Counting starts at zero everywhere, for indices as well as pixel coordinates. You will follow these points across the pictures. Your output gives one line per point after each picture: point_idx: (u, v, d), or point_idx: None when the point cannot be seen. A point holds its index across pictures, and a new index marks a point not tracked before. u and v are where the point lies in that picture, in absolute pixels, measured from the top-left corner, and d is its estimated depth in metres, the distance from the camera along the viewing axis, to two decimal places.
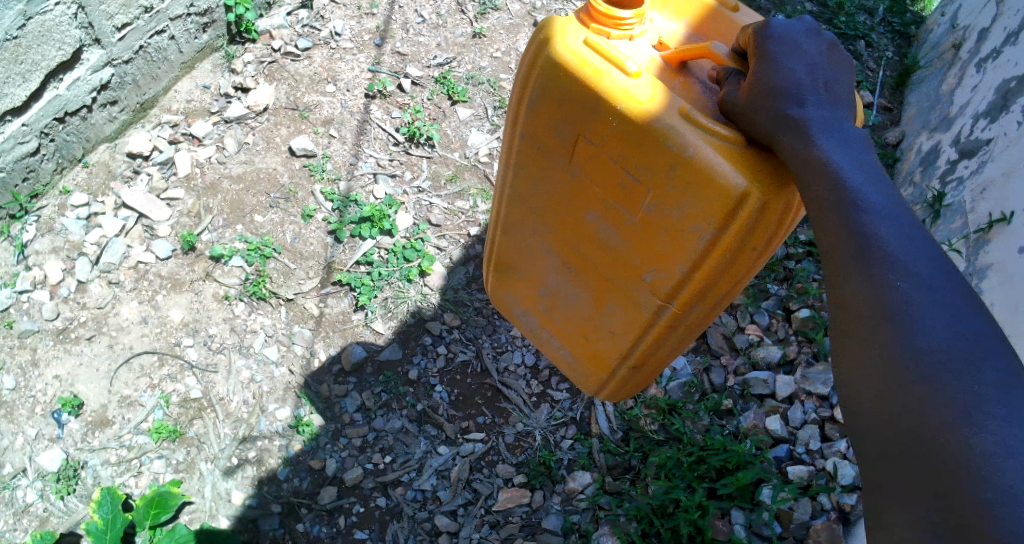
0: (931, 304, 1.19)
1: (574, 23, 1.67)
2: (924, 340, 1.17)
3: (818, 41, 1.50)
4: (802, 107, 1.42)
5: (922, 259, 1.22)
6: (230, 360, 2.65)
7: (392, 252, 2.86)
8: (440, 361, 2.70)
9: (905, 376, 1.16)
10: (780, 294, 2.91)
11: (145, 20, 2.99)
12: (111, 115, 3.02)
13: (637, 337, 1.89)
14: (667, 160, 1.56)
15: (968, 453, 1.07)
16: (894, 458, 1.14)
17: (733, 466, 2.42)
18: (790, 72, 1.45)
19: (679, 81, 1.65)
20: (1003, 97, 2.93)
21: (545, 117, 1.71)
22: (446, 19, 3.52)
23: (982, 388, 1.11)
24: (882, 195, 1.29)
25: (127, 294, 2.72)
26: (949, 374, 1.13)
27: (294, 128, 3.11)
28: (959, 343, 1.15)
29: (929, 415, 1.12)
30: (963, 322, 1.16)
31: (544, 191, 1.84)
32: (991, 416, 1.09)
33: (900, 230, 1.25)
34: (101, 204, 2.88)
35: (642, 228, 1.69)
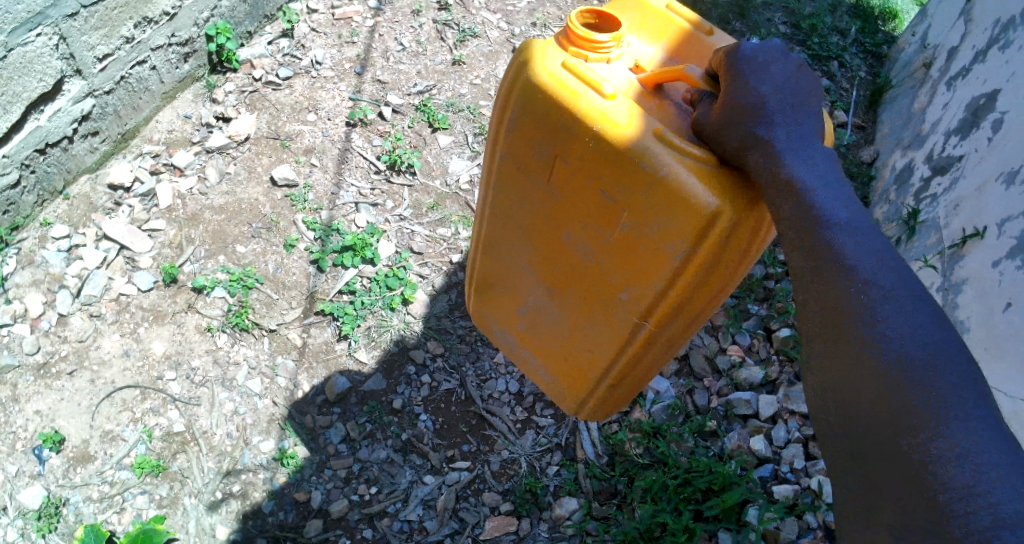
0: (895, 318, 1.27)
1: (552, 47, 1.70)
2: (890, 354, 1.26)
3: (787, 62, 1.49)
4: (771, 127, 1.45)
5: (887, 277, 1.30)
6: (213, 392, 2.64)
7: (375, 281, 2.86)
8: (424, 390, 2.71)
9: (873, 388, 1.26)
10: (760, 315, 2.95)
11: (126, 51, 2.99)
12: (92, 146, 3.01)
13: (616, 353, 1.88)
14: (642, 180, 1.58)
15: (932, 457, 1.17)
16: (869, 463, 1.25)
17: (719, 488, 2.44)
18: (758, 91, 1.47)
19: (655, 103, 1.67)
20: (974, 114, 2.96)
21: (524, 138, 1.73)
22: (425, 47, 3.54)
23: (944, 396, 1.20)
24: (848, 211, 1.35)
25: (109, 327, 2.71)
26: (912, 387, 1.23)
27: (276, 158, 3.11)
28: (922, 354, 1.24)
29: (897, 424, 1.22)
30: (925, 333, 1.25)
31: (523, 210, 1.85)
32: (953, 421, 1.18)
33: (864, 247, 1.32)
34: (83, 236, 2.87)
35: (619, 246, 1.70)
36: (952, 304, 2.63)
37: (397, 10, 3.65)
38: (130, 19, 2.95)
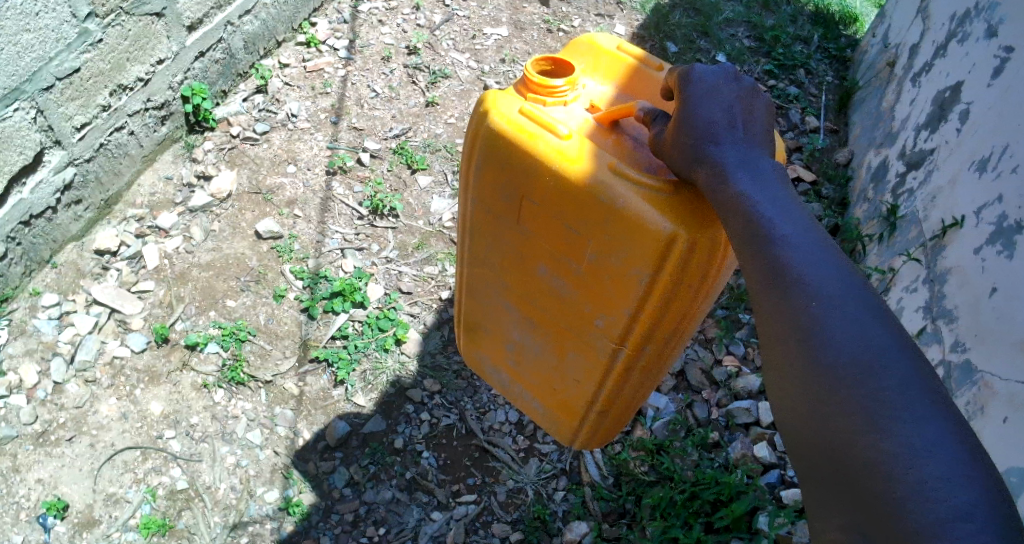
0: (847, 318, 1.24)
1: (511, 97, 1.77)
2: (845, 358, 1.22)
3: (735, 81, 1.56)
4: (719, 145, 1.49)
5: (828, 279, 1.28)
6: (214, 448, 2.65)
7: (367, 324, 2.90)
8: (425, 427, 2.73)
9: (822, 392, 1.23)
10: (751, 323, 3.05)
11: (104, 118, 3.04)
12: (76, 214, 3.04)
13: (599, 382, 1.92)
14: (601, 213, 1.64)
15: (890, 462, 1.13)
16: (831, 472, 1.21)
17: (726, 498, 2.51)
18: (706, 112, 1.52)
19: (611, 140, 1.72)
20: (940, 108, 3.06)
21: (490, 184, 1.79)
22: (398, 91, 3.62)
23: (899, 398, 1.16)
24: (796, 220, 1.36)
25: (105, 391, 2.72)
26: (858, 387, 1.19)
27: (259, 212, 3.15)
28: (875, 356, 1.20)
29: (854, 430, 1.18)
30: (878, 337, 1.22)
31: (498, 252, 1.90)
32: (909, 421, 1.14)
33: (807, 252, 1.31)
34: (73, 303, 2.90)
35: (588, 277, 1.75)
36: (938, 295, 2.67)
37: (368, 57, 3.74)
38: (105, 87, 3.01)
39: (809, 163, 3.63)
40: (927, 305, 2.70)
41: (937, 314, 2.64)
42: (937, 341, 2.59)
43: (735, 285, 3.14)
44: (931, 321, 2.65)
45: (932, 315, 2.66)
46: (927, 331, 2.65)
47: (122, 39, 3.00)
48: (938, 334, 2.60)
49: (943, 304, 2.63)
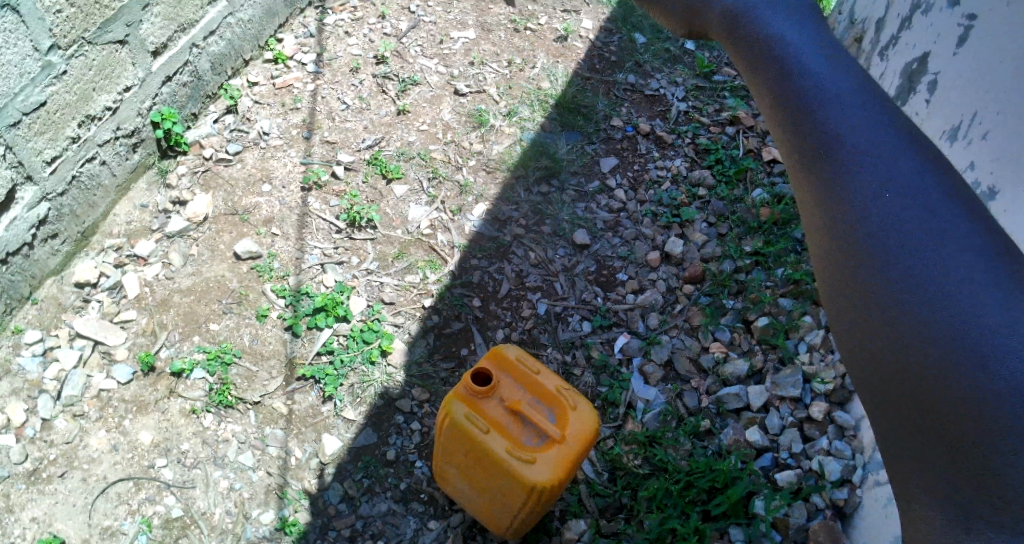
0: (878, 172, 0.83)
1: (457, 401, 2.13)
2: (883, 224, 0.81)
3: None
4: None
5: (868, 116, 0.86)
6: (206, 473, 2.64)
7: (351, 337, 2.91)
8: (416, 437, 2.73)
9: (868, 266, 0.80)
10: (737, 308, 3.01)
11: (74, 150, 3.01)
12: (53, 248, 3.01)
13: (525, 527, 2.30)
14: (501, 462, 2.09)
15: (965, 382, 0.73)
16: (870, 394, 0.80)
17: (721, 485, 2.54)
18: None
19: (521, 420, 2.13)
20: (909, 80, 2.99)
21: (456, 430, 2.13)
22: (369, 102, 3.61)
23: (964, 283, 0.75)
24: (798, 30, 0.95)
25: (94, 424, 2.72)
26: (914, 262, 0.78)
27: (236, 233, 3.15)
28: (926, 222, 0.79)
29: (917, 323, 0.76)
30: (926, 196, 0.80)
31: (453, 459, 2.22)
32: (983, 317, 0.73)
33: (834, 75, 0.89)
34: (56, 338, 2.88)
35: (511, 486, 2.12)
36: None
37: (336, 70, 3.73)
38: (73, 119, 2.97)
39: None
40: None
41: None
42: None
43: (717, 271, 3.11)
44: None
45: None
46: None
47: (87, 69, 2.97)
48: None
49: None
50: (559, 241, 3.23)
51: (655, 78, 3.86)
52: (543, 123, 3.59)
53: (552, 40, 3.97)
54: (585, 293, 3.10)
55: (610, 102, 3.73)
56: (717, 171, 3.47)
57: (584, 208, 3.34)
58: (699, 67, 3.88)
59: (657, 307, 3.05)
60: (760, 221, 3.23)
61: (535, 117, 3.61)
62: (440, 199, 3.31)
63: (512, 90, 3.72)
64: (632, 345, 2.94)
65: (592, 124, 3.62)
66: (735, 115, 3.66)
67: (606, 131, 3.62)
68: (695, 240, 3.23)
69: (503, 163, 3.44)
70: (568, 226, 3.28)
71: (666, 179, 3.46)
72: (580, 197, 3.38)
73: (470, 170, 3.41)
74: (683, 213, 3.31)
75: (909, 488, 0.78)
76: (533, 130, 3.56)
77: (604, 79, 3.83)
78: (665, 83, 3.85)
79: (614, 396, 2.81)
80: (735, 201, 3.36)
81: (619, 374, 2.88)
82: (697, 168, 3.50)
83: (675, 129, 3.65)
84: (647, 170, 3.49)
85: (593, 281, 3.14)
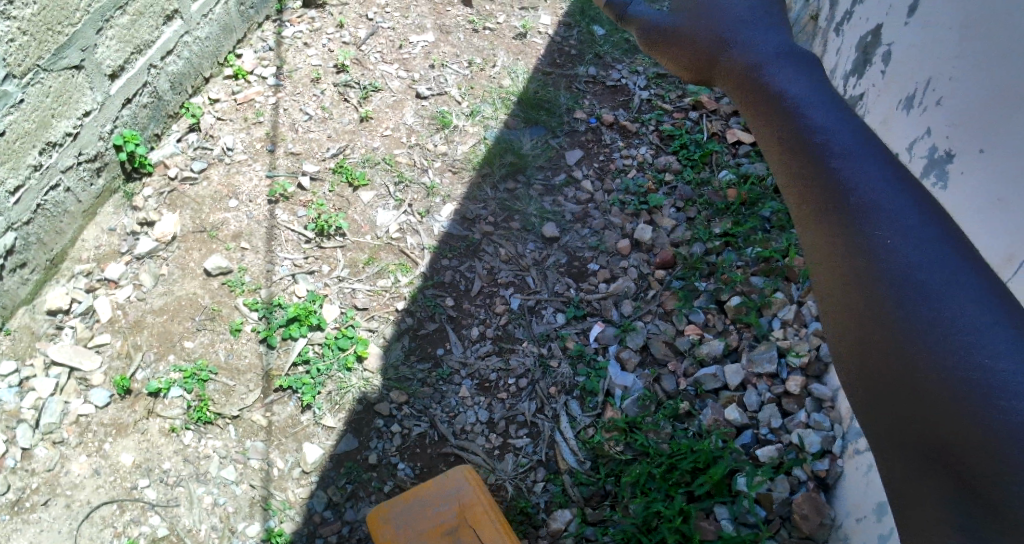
0: (886, 202, 0.82)
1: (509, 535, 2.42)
2: (890, 253, 0.78)
3: None
4: (745, 29, 1.11)
5: (870, 161, 0.86)
6: (190, 490, 2.65)
7: (326, 345, 2.92)
8: (397, 439, 2.76)
9: (876, 294, 0.78)
10: (709, 289, 3.02)
11: (37, 178, 2.99)
12: (23, 278, 3.00)
13: None
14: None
15: (969, 408, 0.68)
16: (874, 412, 0.75)
17: (704, 464, 2.55)
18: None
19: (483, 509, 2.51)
20: (864, 53, 2.98)
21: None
22: (331, 111, 3.62)
23: (966, 303, 0.72)
24: (813, 90, 0.97)
25: (75, 449, 2.71)
26: (915, 294, 0.75)
27: (206, 250, 3.15)
28: (936, 257, 0.76)
29: (922, 350, 0.73)
30: (928, 229, 0.78)
31: None
32: (990, 343, 0.69)
33: (843, 125, 0.90)
34: (31, 367, 2.87)
35: None
36: None
37: (296, 81, 3.74)
38: (34, 147, 2.95)
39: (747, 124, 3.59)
40: None
41: None
42: None
43: (687, 255, 3.12)
44: None
45: None
46: None
47: (44, 97, 2.96)
48: None
49: None
50: (528, 236, 3.26)
51: (616, 69, 3.88)
52: (507, 120, 3.61)
53: (511, 38, 3.99)
54: (557, 285, 3.12)
55: (572, 95, 3.75)
56: (682, 156, 3.49)
57: (552, 202, 3.37)
58: None
59: (629, 294, 3.06)
60: (727, 202, 3.26)
61: (498, 115, 3.63)
62: (408, 202, 3.33)
63: (473, 90, 3.74)
64: (607, 333, 2.95)
65: (555, 118, 3.64)
66: (696, 100, 3.68)
67: (570, 124, 3.64)
68: (663, 225, 3.25)
69: (469, 163, 3.46)
70: (537, 221, 3.30)
71: (632, 167, 3.48)
72: (547, 191, 3.40)
73: (436, 171, 3.43)
74: (650, 199, 3.32)
75: (918, 508, 0.70)
76: (497, 128, 3.58)
77: (565, 73, 3.85)
78: (626, 73, 3.87)
79: (592, 385, 2.83)
80: (701, 184, 3.38)
81: (596, 362, 2.89)
82: (662, 155, 3.53)
83: (638, 117, 3.67)
84: (613, 160, 3.51)
85: (564, 273, 3.16)
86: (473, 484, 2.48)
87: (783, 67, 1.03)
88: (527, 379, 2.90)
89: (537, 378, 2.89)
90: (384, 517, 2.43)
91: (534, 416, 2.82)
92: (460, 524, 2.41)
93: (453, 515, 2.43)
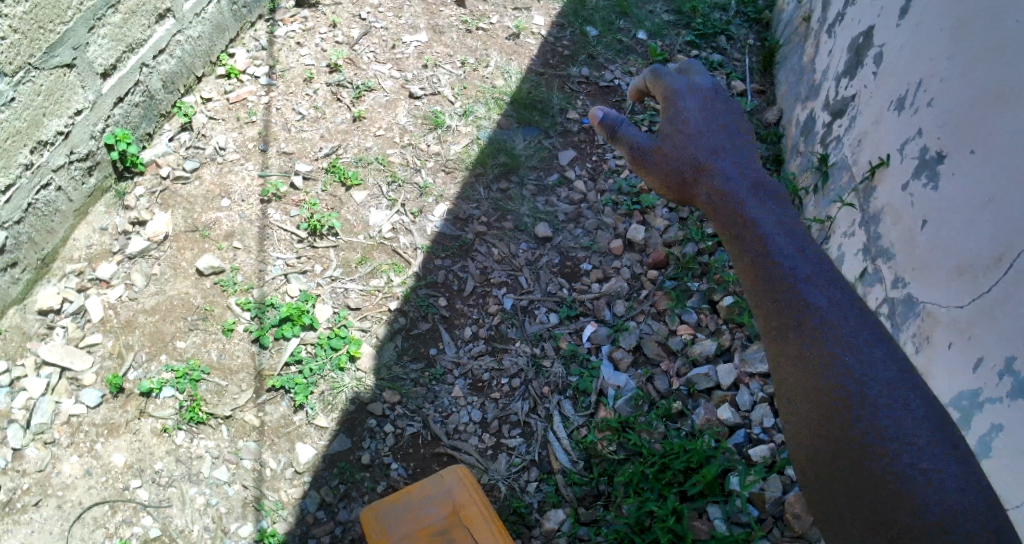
0: (846, 332, 1.49)
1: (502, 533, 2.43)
2: (860, 374, 1.45)
3: (703, 98, 1.84)
4: (714, 161, 1.76)
5: (858, 322, 1.50)
6: (182, 490, 2.64)
7: (319, 345, 2.92)
8: (390, 439, 2.76)
9: (840, 391, 1.44)
10: (702, 290, 3.03)
11: (28, 178, 2.97)
12: (14, 277, 2.98)
13: None
14: None
15: (877, 460, 1.37)
16: (813, 452, 1.45)
17: (696, 464, 2.56)
18: (704, 139, 1.79)
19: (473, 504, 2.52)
20: (856, 54, 2.98)
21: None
22: (324, 110, 3.62)
23: (890, 394, 1.42)
24: (787, 249, 1.60)
25: (66, 450, 2.70)
26: (873, 392, 1.42)
27: (198, 250, 3.14)
28: (879, 371, 1.44)
29: (846, 418, 1.42)
30: (870, 352, 1.47)
31: None
32: (886, 418, 1.40)
33: (813, 277, 1.56)
34: (22, 367, 2.85)
35: None
36: (875, 235, 2.60)
37: (289, 81, 3.73)
38: (25, 146, 2.94)
39: None
40: (865, 247, 2.63)
41: (876, 254, 2.56)
42: (879, 280, 2.52)
43: (680, 255, 3.13)
44: (871, 262, 2.58)
45: (871, 256, 2.59)
46: (869, 273, 2.57)
47: (35, 95, 2.95)
48: (879, 274, 2.52)
49: (880, 243, 2.56)
50: (521, 236, 3.26)
51: (609, 69, 3.89)
52: (500, 120, 3.62)
53: (504, 38, 3.99)
54: (550, 285, 3.12)
55: (565, 95, 3.75)
56: None
57: (545, 202, 3.37)
58: (651, 55, 3.91)
59: (622, 294, 3.06)
60: None
61: (491, 115, 3.63)
62: (401, 202, 3.33)
63: (466, 90, 3.74)
64: (600, 333, 2.95)
65: (548, 118, 3.65)
66: None
67: (563, 124, 3.64)
68: (656, 225, 3.26)
69: (462, 163, 3.46)
70: (530, 221, 3.30)
71: (625, 167, 3.48)
72: (540, 191, 3.40)
73: (429, 171, 3.43)
74: (643, 200, 3.33)
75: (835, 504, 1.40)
76: (490, 128, 3.59)
77: (558, 73, 3.85)
78: (619, 73, 3.88)
79: (585, 385, 2.83)
80: None
81: (589, 362, 2.89)
82: None
83: (631, 117, 3.68)
84: (606, 160, 3.52)
85: (557, 273, 3.16)
86: (463, 484, 2.48)
87: (754, 207, 1.67)
88: (520, 379, 2.90)
89: (530, 378, 2.89)
90: (375, 516, 2.43)
91: (527, 416, 2.82)
92: (451, 524, 2.43)
93: (444, 515, 2.44)
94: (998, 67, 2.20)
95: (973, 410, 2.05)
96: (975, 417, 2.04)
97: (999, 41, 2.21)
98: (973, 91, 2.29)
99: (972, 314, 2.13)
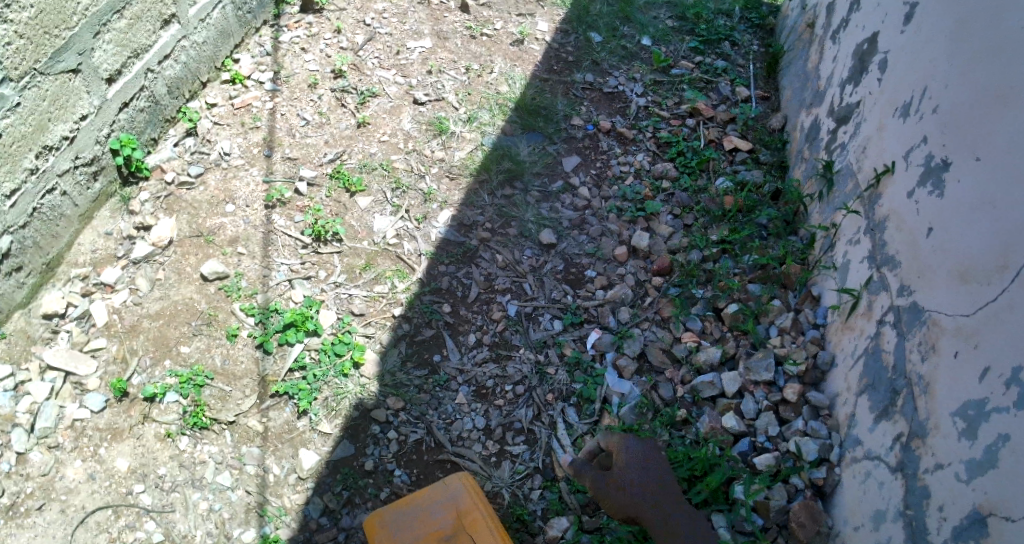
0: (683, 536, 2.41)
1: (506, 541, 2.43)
2: None
3: (645, 457, 2.54)
4: (631, 480, 2.50)
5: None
6: (185, 496, 2.64)
7: (323, 351, 2.92)
8: (394, 445, 2.75)
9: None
10: (706, 296, 3.02)
11: (33, 182, 2.98)
12: (19, 282, 2.98)
13: None
14: None
15: None
16: None
17: (700, 472, 2.56)
18: (633, 494, 2.48)
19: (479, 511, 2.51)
20: (861, 60, 2.98)
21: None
22: (328, 116, 3.62)
23: None
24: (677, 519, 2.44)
25: (70, 454, 2.70)
26: None
27: (202, 255, 3.15)
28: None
29: None
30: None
31: None
32: None
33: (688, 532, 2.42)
34: (26, 371, 2.85)
35: None
36: (880, 243, 2.59)
37: (294, 86, 3.73)
38: (30, 150, 2.94)
39: (745, 132, 3.60)
40: (870, 254, 2.62)
41: (881, 262, 2.55)
42: (884, 288, 2.51)
43: (684, 261, 3.12)
44: (876, 269, 2.57)
45: (876, 263, 2.58)
46: (874, 281, 2.56)
47: (41, 100, 2.95)
48: (884, 281, 2.51)
49: (886, 251, 2.55)
50: (525, 242, 3.26)
51: (613, 76, 3.89)
52: (504, 127, 3.62)
53: (509, 44, 4.00)
54: (554, 291, 3.12)
55: (569, 102, 3.75)
56: (679, 163, 3.49)
57: (549, 208, 3.37)
58: (656, 61, 3.91)
59: (627, 301, 3.06)
60: (724, 210, 3.26)
61: (495, 121, 3.64)
62: (405, 208, 3.33)
63: (470, 96, 3.74)
64: (605, 340, 2.95)
65: (552, 124, 3.65)
66: (693, 107, 3.69)
67: (567, 130, 3.64)
68: (661, 232, 3.25)
69: (466, 169, 3.46)
70: (534, 227, 3.30)
71: (629, 174, 3.48)
72: (544, 197, 3.40)
73: (433, 177, 3.43)
74: (647, 206, 3.33)
75: None
76: (494, 134, 3.59)
77: (562, 79, 3.86)
78: (623, 79, 3.88)
79: (588, 392, 2.82)
80: (698, 191, 3.39)
81: (593, 369, 2.89)
82: (659, 161, 3.53)
83: (635, 124, 3.68)
84: (610, 167, 3.52)
85: (561, 279, 3.16)
86: (470, 491, 2.47)
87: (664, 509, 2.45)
88: (524, 385, 2.89)
89: (534, 385, 2.89)
90: (381, 522, 2.44)
91: (531, 423, 2.81)
92: (456, 531, 2.42)
93: (450, 521, 2.43)
94: (1001, 73, 2.22)
95: (980, 419, 2.06)
96: (982, 425, 2.04)
97: (1000, 46, 2.24)
98: (978, 99, 2.29)
99: (979, 321, 2.13)
